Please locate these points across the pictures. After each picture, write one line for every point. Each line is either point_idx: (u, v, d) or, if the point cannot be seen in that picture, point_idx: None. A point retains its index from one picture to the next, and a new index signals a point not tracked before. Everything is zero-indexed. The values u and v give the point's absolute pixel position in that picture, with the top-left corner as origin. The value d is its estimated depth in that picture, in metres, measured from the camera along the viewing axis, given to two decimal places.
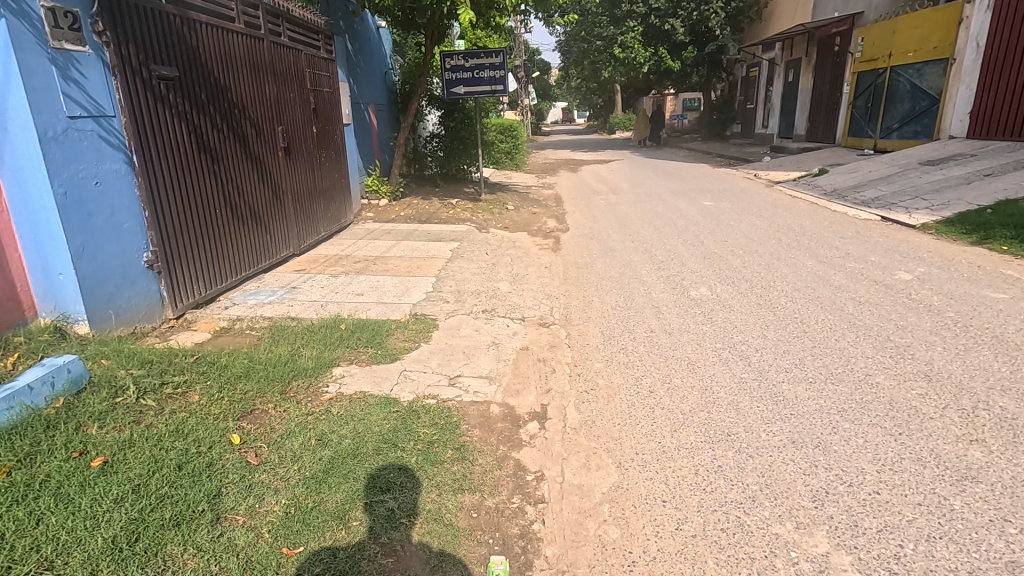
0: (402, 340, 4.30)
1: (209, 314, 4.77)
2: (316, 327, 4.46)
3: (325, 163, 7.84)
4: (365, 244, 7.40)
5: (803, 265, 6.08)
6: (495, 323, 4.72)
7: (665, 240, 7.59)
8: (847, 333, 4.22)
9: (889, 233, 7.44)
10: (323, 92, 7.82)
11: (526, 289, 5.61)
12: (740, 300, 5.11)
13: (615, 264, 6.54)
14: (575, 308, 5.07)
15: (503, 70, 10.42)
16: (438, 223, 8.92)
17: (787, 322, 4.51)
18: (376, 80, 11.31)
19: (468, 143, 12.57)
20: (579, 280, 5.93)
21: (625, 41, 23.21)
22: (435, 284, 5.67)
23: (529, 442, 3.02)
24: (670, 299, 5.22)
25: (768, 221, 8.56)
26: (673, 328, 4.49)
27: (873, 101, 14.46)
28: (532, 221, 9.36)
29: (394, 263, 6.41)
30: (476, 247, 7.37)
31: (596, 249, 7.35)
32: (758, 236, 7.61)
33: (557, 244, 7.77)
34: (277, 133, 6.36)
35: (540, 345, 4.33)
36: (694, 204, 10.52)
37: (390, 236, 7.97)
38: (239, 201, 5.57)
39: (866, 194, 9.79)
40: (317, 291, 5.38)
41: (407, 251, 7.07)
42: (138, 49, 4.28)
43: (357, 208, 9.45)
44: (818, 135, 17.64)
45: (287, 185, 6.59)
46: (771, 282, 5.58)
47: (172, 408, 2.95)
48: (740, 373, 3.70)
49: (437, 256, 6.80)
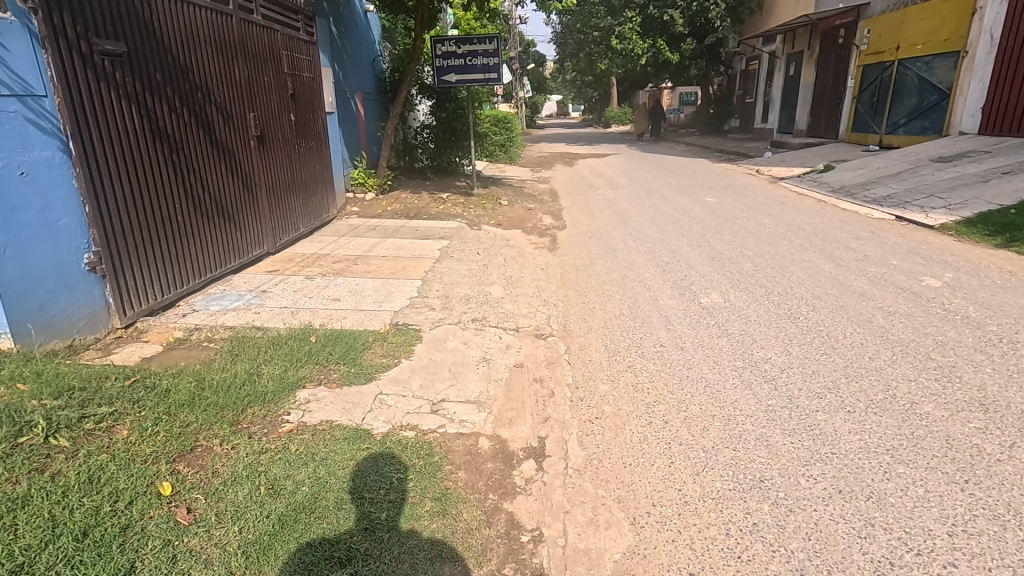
0: (379, 356, 3.78)
1: (164, 322, 4.24)
2: (283, 338, 3.93)
3: (305, 154, 7.29)
4: (347, 242, 6.85)
5: (820, 269, 5.61)
6: (485, 334, 4.22)
7: (668, 239, 7.10)
8: (881, 350, 3.76)
9: (906, 233, 6.99)
10: (304, 77, 7.27)
11: (520, 294, 5.12)
12: (755, 308, 4.64)
13: (616, 265, 6.04)
14: (575, 317, 4.58)
15: (497, 57, 9.86)
16: (427, 219, 8.39)
17: (812, 336, 4.04)
18: (363, 67, 10.74)
19: (460, 134, 12.00)
20: (578, 284, 5.44)
21: (623, 32, 22.52)
22: (421, 288, 5.15)
23: (524, 490, 2.54)
24: (678, 307, 4.73)
25: (776, 220, 8.09)
26: (684, 342, 4.01)
27: (879, 96, 14.02)
28: (527, 218, 8.85)
29: (377, 264, 5.88)
30: (467, 245, 6.86)
31: (596, 248, 6.87)
32: (768, 236, 7.15)
33: (553, 243, 7.27)
34: (249, 120, 5.81)
35: (536, 361, 3.84)
36: (696, 200, 10.03)
37: (375, 233, 7.43)
38: (203, 195, 5.02)
39: (876, 192, 9.35)
40: (289, 296, 4.85)
41: (392, 249, 6.53)
42: (76, 19, 3.72)
43: (341, 203, 8.89)
44: (820, 129, 17.20)
45: (261, 177, 6.04)
46: (788, 288, 5.10)
47: (90, 450, 2.43)
48: (767, 399, 3.22)
49: (424, 255, 6.29)
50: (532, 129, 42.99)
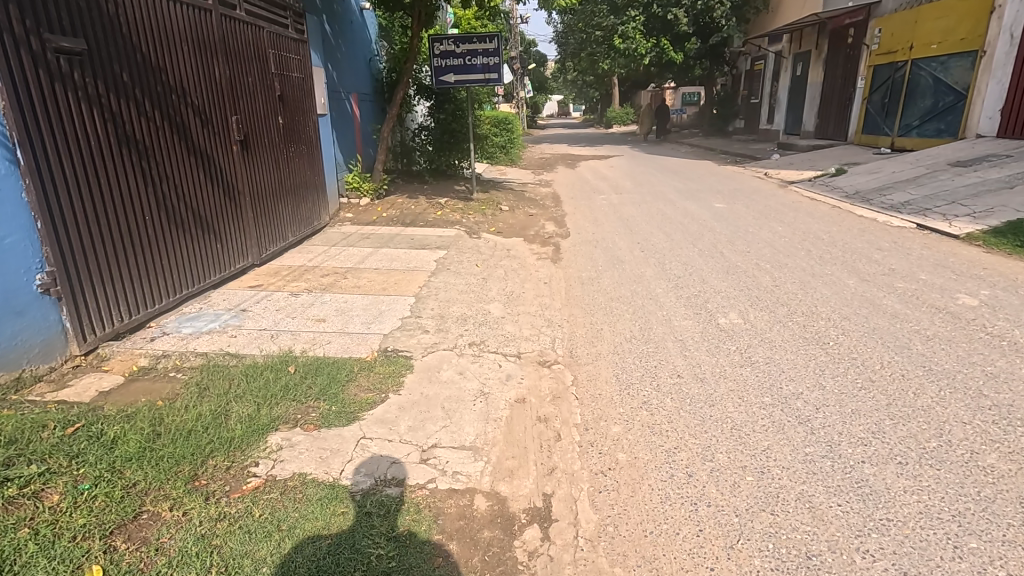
0: (364, 389, 3.39)
1: (129, 347, 3.85)
2: (258, 368, 3.53)
3: (295, 159, 6.91)
4: (338, 252, 6.45)
5: (844, 285, 5.23)
6: (483, 362, 3.83)
7: (678, 249, 6.71)
8: (926, 384, 3.37)
9: (931, 243, 6.60)
10: (293, 78, 6.89)
11: (522, 313, 4.72)
12: (779, 331, 4.25)
13: (624, 279, 5.65)
14: (582, 340, 4.19)
15: (497, 56, 9.48)
16: (423, 226, 7.99)
17: (845, 365, 3.65)
18: (358, 66, 10.35)
19: (460, 136, 11.59)
20: (584, 301, 5.05)
21: (626, 31, 22.06)
22: (414, 306, 4.76)
23: (527, 568, 2.15)
24: (695, 329, 4.35)
25: (791, 228, 7.69)
26: (704, 373, 3.63)
27: (891, 97, 13.61)
28: (528, 225, 8.47)
29: (369, 278, 5.49)
30: (465, 256, 6.47)
31: (601, 259, 6.47)
32: (784, 246, 6.76)
33: (556, 253, 6.88)
34: (232, 124, 5.42)
35: (540, 395, 3.45)
36: (704, 205, 9.63)
37: (368, 242, 7.04)
38: (179, 206, 4.63)
39: (893, 198, 8.95)
40: (271, 316, 4.46)
41: (385, 261, 6.14)
42: (25, 12, 3.33)
43: (334, 209, 8.50)
44: (828, 131, 16.80)
45: (245, 184, 5.65)
46: (812, 306, 4.71)
47: (9, 524, 2.07)
48: (804, 447, 2.83)
49: (419, 268, 5.90)
50: (532, 129, 42.59)
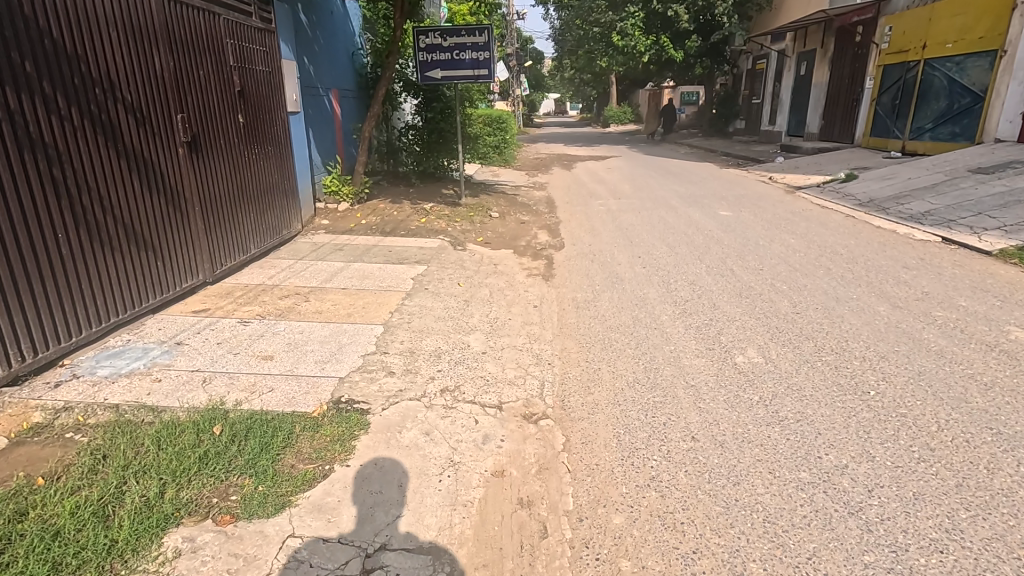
0: (304, 459, 2.72)
1: (25, 397, 3.18)
2: (176, 429, 2.85)
3: (259, 161, 6.23)
4: (304, 267, 5.77)
5: (874, 312, 4.60)
6: (456, 416, 3.16)
7: (683, 265, 6.06)
8: (999, 455, 2.73)
9: (961, 261, 5.98)
10: (258, 71, 6.23)
11: (506, 347, 4.07)
12: (808, 374, 3.61)
13: (624, 303, 5.01)
14: (577, 386, 3.54)
15: (488, 51, 8.78)
16: (405, 235, 7.33)
17: (894, 424, 3.01)
18: (338, 61, 9.63)
19: (448, 136, 10.89)
20: (580, 331, 4.40)
21: (625, 28, 21.36)
22: (381, 338, 4.09)
23: None
24: (708, 371, 3.70)
25: (805, 241, 7.06)
26: (724, 435, 2.98)
27: (901, 98, 12.99)
28: (519, 234, 7.80)
29: (334, 301, 4.82)
30: (446, 272, 5.80)
31: (598, 276, 5.83)
32: (800, 262, 6.12)
33: (549, 268, 6.22)
34: (179, 123, 4.74)
35: (524, 466, 2.80)
36: (709, 213, 9.00)
37: (341, 254, 6.36)
38: (106, 219, 3.95)
39: (912, 207, 8.33)
40: (209, 352, 3.77)
41: (356, 278, 5.46)
42: None
43: (308, 215, 7.81)
44: (834, 133, 16.18)
45: (195, 192, 4.97)
46: (842, 341, 4.08)
47: None
48: (861, 554, 2.18)
49: (393, 287, 5.23)
50: (528, 127, 42.02)
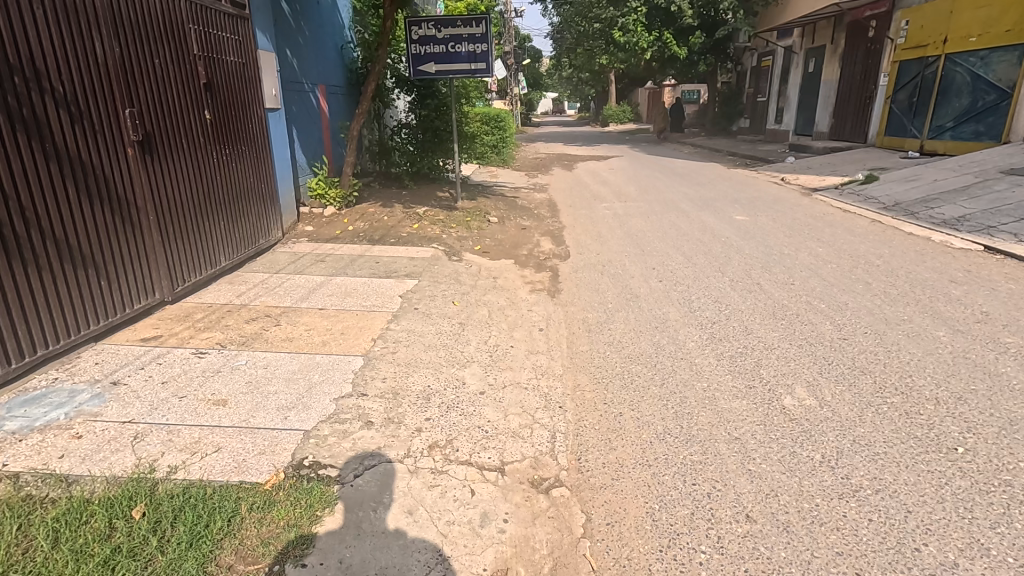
0: (246, 557, 2.06)
1: None
2: (85, 513, 2.20)
3: (231, 163, 5.58)
4: (279, 283, 5.11)
5: (933, 338, 3.97)
6: (448, 486, 2.53)
7: (704, 279, 5.44)
8: None
9: (1013, 274, 5.38)
10: (229, 63, 5.59)
11: (508, 385, 3.43)
12: (874, 423, 2.98)
13: (642, 325, 4.38)
14: (596, 439, 2.92)
15: (486, 43, 8.16)
16: (395, 244, 6.68)
17: (1000, 498, 2.39)
18: (324, 54, 8.99)
19: (444, 135, 10.28)
20: (594, 362, 3.78)
21: (627, 24, 20.70)
22: (360, 374, 3.45)
23: None
24: (752, 419, 3.07)
25: (833, 250, 6.45)
26: (788, 514, 2.35)
27: (919, 95, 12.38)
28: (520, 242, 7.18)
29: (308, 325, 4.16)
30: (440, 287, 5.16)
31: (610, 292, 5.20)
32: (834, 275, 5.51)
33: (554, 282, 5.60)
34: (129, 120, 4.11)
35: (536, 562, 2.16)
36: (723, 218, 8.38)
37: (323, 266, 5.71)
38: (29, 232, 3.31)
39: (944, 211, 7.73)
40: (151, 394, 3.12)
41: (336, 296, 4.81)
42: None
43: (289, 221, 7.15)
44: (845, 132, 15.56)
45: (150, 200, 4.33)
46: (904, 376, 3.46)
47: None
48: None
49: (379, 307, 4.59)
50: (526, 126, 41.46)
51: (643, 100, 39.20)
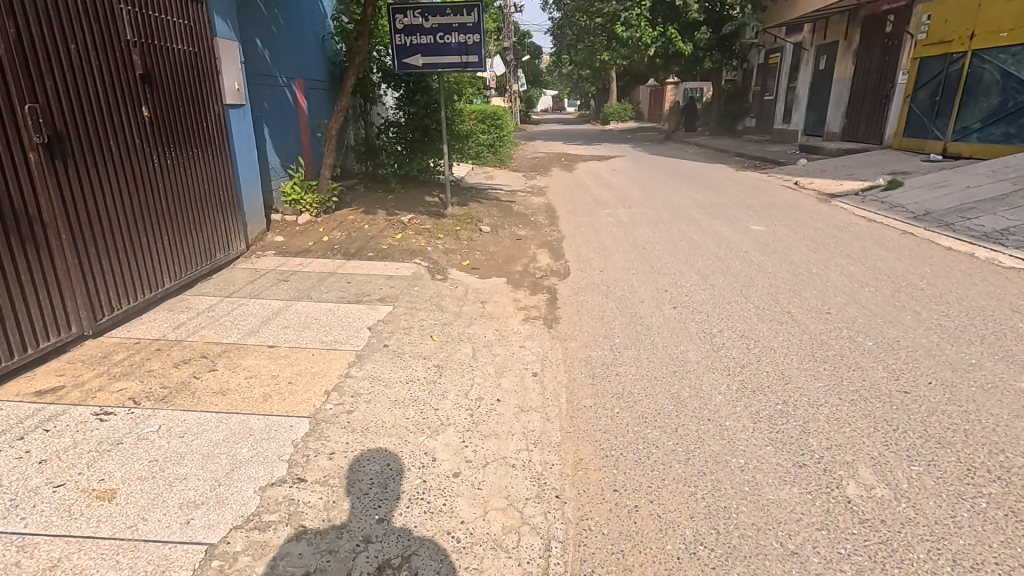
0: None
1: None
2: None
3: (180, 168, 4.83)
4: (228, 310, 4.35)
5: (1016, 393, 3.24)
6: None
7: (725, 306, 4.70)
8: None
9: None
10: (176, 51, 4.83)
11: (490, 462, 2.69)
12: (975, 531, 2.24)
13: (656, 370, 3.63)
14: (606, 555, 2.18)
15: (478, 34, 7.40)
16: (374, 259, 5.93)
17: None
18: (303, 45, 8.22)
19: (434, 133, 9.54)
20: (601, 424, 3.04)
21: (629, 18, 19.87)
22: (303, 446, 2.70)
23: None
24: (811, 519, 2.33)
25: (866, 268, 5.71)
26: None
27: (941, 94, 11.62)
28: (514, 255, 6.43)
29: (250, 371, 3.40)
30: (418, 315, 4.42)
31: (616, 322, 4.46)
32: (875, 301, 4.77)
33: (551, 307, 4.85)
34: (29, 117, 3.35)
35: None
36: (738, 228, 7.63)
37: (286, 287, 4.95)
38: None
39: (983, 222, 7.00)
40: (15, 483, 2.36)
41: (293, 328, 4.06)
42: None
43: (256, 232, 6.37)
44: (859, 133, 14.82)
45: (61, 214, 3.56)
46: (993, 450, 2.73)
47: None
48: None
49: (343, 344, 3.84)
50: (524, 124, 40.59)
51: (646, 97, 38.38)
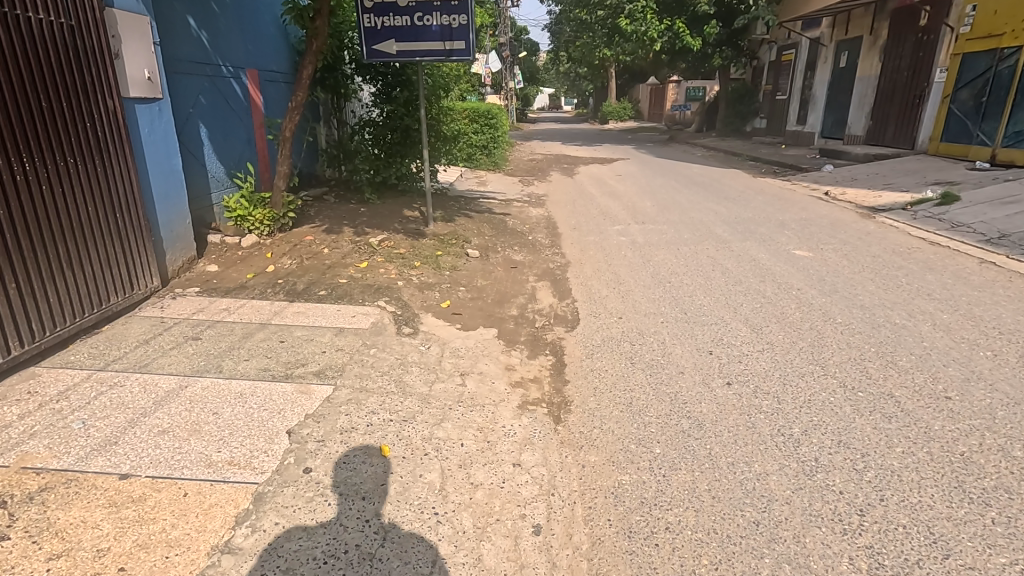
0: None
1: None
2: None
3: (39, 184, 3.46)
4: (87, 398, 2.98)
5: None
6: None
7: (796, 386, 3.38)
8: None
9: None
10: (31, 21, 3.45)
11: None
12: None
13: (727, 524, 2.30)
14: None
15: (466, 15, 6.05)
16: (325, 301, 4.56)
17: None
18: (256, 29, 6.85)
19: (415, 135, 8.20)
20: None
21: (633, 11, 18.59)
22: None
23: None
24: None
25: (965, 318, 4.40)
26: None
27: (989, 94, 10.37)
28: (507, 293, 5.08)
29: (62, 541, 2.03)
30: (368, 402, 3.07)
31: (652, 412, 3.12)
32: (1003, 376, 3.46)
33: (557, 381, 3.51)
34: None
35: None
36: (778, 253, 6.31)
37: (191, 351, 3.58)
38: None
39: None
40: None
41: (176, 435, 2.69)
42: None
43: (177, 264, 4.98)
44: (887, 137, 13.57)
45: None
46: None
47: None
48: None
49: (239, 468, 2.48)
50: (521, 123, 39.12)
51: (647, 96, 37.01)
